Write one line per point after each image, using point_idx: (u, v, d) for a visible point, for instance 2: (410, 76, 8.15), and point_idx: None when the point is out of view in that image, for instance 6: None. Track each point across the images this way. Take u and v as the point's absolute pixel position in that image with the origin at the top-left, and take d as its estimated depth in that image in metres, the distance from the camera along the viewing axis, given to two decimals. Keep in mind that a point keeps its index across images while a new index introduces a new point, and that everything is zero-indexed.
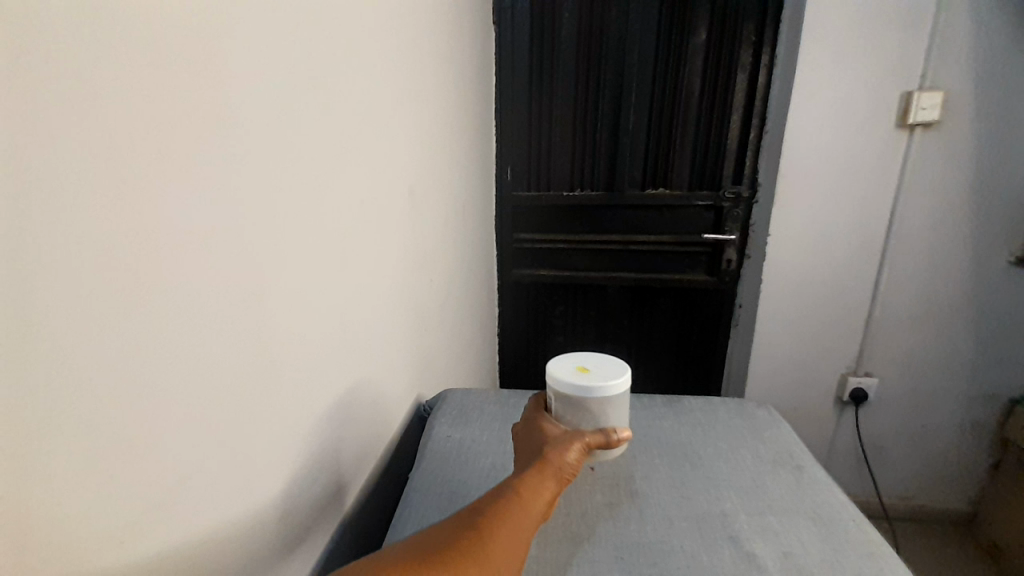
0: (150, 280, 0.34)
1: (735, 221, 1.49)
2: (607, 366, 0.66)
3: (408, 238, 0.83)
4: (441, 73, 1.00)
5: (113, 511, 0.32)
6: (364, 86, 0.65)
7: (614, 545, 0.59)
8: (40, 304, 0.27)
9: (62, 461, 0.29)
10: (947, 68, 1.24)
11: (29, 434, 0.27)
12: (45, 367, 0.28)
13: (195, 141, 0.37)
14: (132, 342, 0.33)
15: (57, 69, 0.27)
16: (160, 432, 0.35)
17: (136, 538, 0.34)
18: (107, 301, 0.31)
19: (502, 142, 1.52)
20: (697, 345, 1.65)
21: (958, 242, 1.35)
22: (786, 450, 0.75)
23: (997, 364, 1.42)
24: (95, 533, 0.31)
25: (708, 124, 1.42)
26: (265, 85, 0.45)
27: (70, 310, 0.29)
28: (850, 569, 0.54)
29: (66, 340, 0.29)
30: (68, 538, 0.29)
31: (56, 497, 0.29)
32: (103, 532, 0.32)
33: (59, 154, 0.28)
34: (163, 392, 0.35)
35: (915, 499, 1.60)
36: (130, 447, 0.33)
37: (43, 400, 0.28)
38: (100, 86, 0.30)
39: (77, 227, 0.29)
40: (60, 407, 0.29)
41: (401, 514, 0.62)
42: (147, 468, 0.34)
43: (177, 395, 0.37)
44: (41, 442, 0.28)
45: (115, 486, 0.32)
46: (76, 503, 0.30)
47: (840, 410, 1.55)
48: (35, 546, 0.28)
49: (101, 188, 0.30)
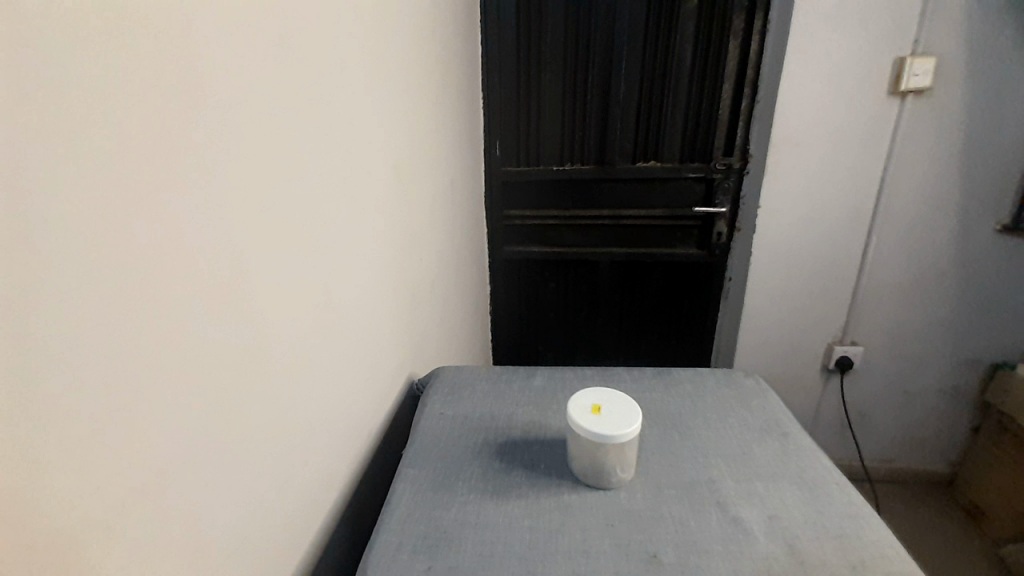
0: (129, 266, 0.32)
1: (726, 192, 1.48)
2: (623, 422, 0.63)
3: (395, 216, 0.81)
4: (425, 41, 0.96)
5: (111, 499, 0.32)
6: (346, 56, 0.62)
7: (606, 512, 0.60)
8: (32, 294, 0.27)
9: (45, 455, 0.28)
10: (942, 34, 1.22)
11: (18, 430, 0.27)
12: (40, 357, 0.27)
13: (165, 114, 0.34)
14: (122, 331, 0.32)
15: (31, 44, 0.26)
16: (153, 422, 0.35)
17: (131, 528, 0.34)
18: (98, 291, 0.30)
19: (490, 115, 1.48)
20: (689, 319, 1.66)
21: (946, 211, 1.36)
22: (773, 418, 0.76)
23: (980, 331, 1.46)
24: (85, 529, 0.30)
25: (700, 94, 1.39)
26: (244, 55, 0.42)
27: (62, 299, 0.28)
28: (832, 531, 0.57)
29: (66, 330, 0.28)
30: (69, 530, 0.29)
31: (53, 489, 0.28)
32: (103, 520, 0.32)
33: (21, 127, 0.26)
34: (154, 381, 0.35)
35: (897, 461, 1.66)
36: (124, 436, 0.33)
37: (37, 390, 0.27)
38: (61, 57, 0.28)
39: (46, 207, 0.27)
40: (55, 397, 0.28)
41: (395, 492, 0.63)
42: (142, 459, 0.34)
43: (165, 387, 0.36)
44: (31, 438, 0.27)
45: (114, 476, 0.32)
46: (75, 492, 0.30)
47: (827, 377, 1.58)
48: (35, 540, 0.28)
49: (72, 167, 0.28)
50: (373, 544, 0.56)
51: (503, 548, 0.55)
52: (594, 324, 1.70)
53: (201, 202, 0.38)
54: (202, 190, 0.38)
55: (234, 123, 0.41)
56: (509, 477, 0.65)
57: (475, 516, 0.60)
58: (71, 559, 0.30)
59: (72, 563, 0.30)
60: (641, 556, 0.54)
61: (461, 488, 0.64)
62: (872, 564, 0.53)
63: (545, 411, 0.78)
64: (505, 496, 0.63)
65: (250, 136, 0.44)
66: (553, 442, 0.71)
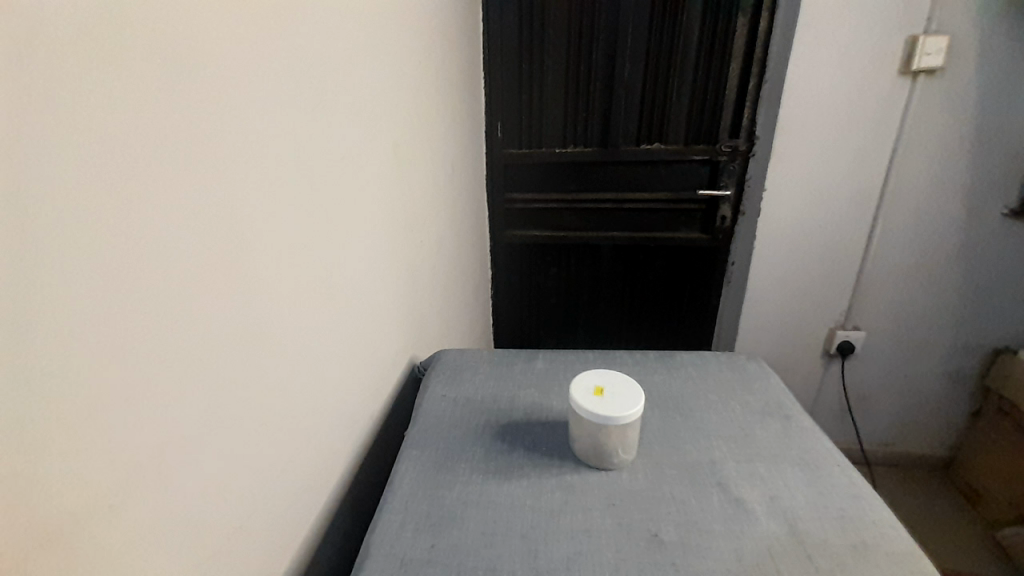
0: (133, 251, 0.32)
1: (731, 175, 1.45)
2: (621, 402, 0.63)
3: (395, 198, 0.80)
4: (425, 17, 0.93)
5: (118, 482, 0.32)
6: (345, 32, 0.60)
7: (608, 492, 0.60)
8: (37, 281, 0.27)
9: (51, 439, 0.28)
10: (958, 12, 1.19)
11: (23, 418, 0.27)
12: (47, 342, 0.27)
13: (158, 87, 0.33)
14: (129, 317, 0.32)
15: (29, 27, 0.25)
16: (158, 406, 0.35)
17: (138, 510, 0.34)
18: (101, 276, 0.30)
19: (491, 96, 1.45)
20: (691, 303, 1.65)
21: (954, 195, 1.34)
22: (775, 400, 0.76)
23: (984, 316, 1.45)
24: (86, 509, 0.30)
25: (706, 73, 1.36)
26: (242, 34, 0.41)
27: (67, 287, 0.28)
28: (833, 512, 0.57)
29: (72, 317, 0.28)
30: (79, 513, 0.30)
31: (62, 473, 0.29)
32: (112, 501, 0.32)
33: (22, 115, 0.25)
34: (158, 367, 0.35)
35: (895, 444, 1.67)
36: (133, 419, 0.33)
37: (44, 374, 0.27)
38: (57, 38, 0.27)
39: (45, 194, 0.27)
40: (58, 384, 0.28)
41: (397, 473, 0.64)
42: (148, 442, 0.35)
43: (170, 372, 0.36)
44: (39, 422, 0.27)
45: (123, 458, 0.33)
46: (84, 474, 0.30)
47: (827, 362, 1.59)
48: (45, 523, 0.28)
49: (72, 153, 0.28)
50: (376, 523, 0.57)
51: (505, 527, 0.56)
52: (595, 308, 1.70)
53: (201, 185, 0.37)
54: (203, 173, 0.38)
55: (234, 103, 0.41)
56: (511, 458, 0.66)
57: (477, 496, 0.60)
58: (82, 539, 0.30)
59: (82, 545, 0.30)
60: (642, 535, 0.55)
61: (463, 469, 0.64)
62: (872, 543, 0.53)
63: (546, 393, 0.78)
64: (507, 476, 0.63)
65: (249, 116, 0.43)
66: (554, 423, 0.71)
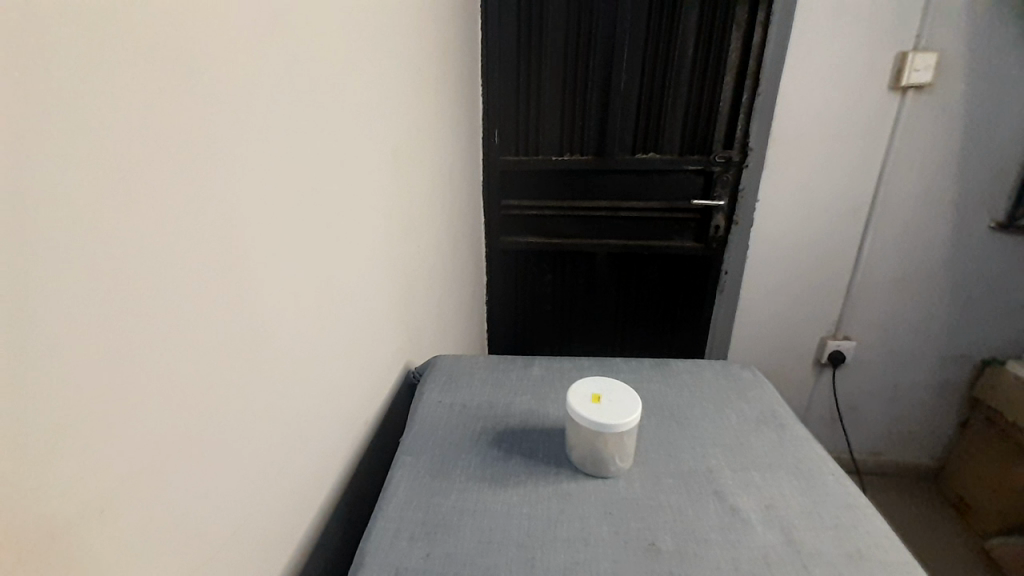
0: (131, 259, 0.32)
1: (724, 186, 1.48)
2: (620, 408, 0.64)
3: (392, 204, 0.80)
4: (424, 26, 0.93)
5: (114, 492, 0.32)
6: (345, 40, 0.60)
7: (605, 501, 0.60)
8: (35, 291, 0.26)
9: (45, 449, 0.28)
10: (944, 31, 1.22)
11: (19, 429, 0.26)
12: (44, 352, 0.27)
13: (161, 96, 0.33)
14: (127, 325, 0.32)
15: (38, 41, 0.26)
16: (154, 413, 0.35)
17: (132, 520, 0.34)
18: (102, 284, 0.30)
19: (489, 103, 1.46)
20: (684, 311, 1.66)
21: (942, 208, 1.37)
22: (769, 408, 0.77)
23: (971, 327, 1.48)
24: (77, 518, 0.30)
25: (700, 85, 1.38)
26: (242, 43, 0.41)
27: (65, 297, 0.28)
28: (828, 521, 0.57)
29: (71, 326, 0.28)
30: (73, 524, 0.29)
31: (57, 485, 0.28)
32: (105, 513, 0.32)
33: (24, 124, 0.25)
34: (155, 375, 0.35)
35: (884, 454, 1.69)
36: (129, 427, 0.33)
37: (43, 382, 0.27)
38: (64, 49, 0.27)
39: (44, 202, 0.26)
40: (55, 393, 0.28)
41: (392, 481, 0.63)
42: (144, 452, 0.34)
43: (167, 379, 0.36)
44: (36, 431, 0.27)
45: (120, 466, 0.32)
46: (79, 485, 0.30)
47: (818, 371, 1.60)
48: (37, 537, 0.28)
49: (74, 162, 0.28)
50: (370, 531, 0.56)
51: (501, 536, 0.56)
52: (590, 315, 1.70)
53: (200, 192, 0.37)
54: (202, 182, 0.38)
55: (234, 112, 0.41)
56: (508, 466, 0.65)
57: (473, 505, 0.60)
58: (75, 550, 0.30)
59: (75, 557, 0.30)
60: (639, 544, 0.55)
61: (459, 476, 0.64)
62: (867, 554, 0.53)
63: (542, 400, 0.78)
64: (502, 484, 0.63)
65: (248, 123, 0.43)
66: (551, 431, 0.71)
